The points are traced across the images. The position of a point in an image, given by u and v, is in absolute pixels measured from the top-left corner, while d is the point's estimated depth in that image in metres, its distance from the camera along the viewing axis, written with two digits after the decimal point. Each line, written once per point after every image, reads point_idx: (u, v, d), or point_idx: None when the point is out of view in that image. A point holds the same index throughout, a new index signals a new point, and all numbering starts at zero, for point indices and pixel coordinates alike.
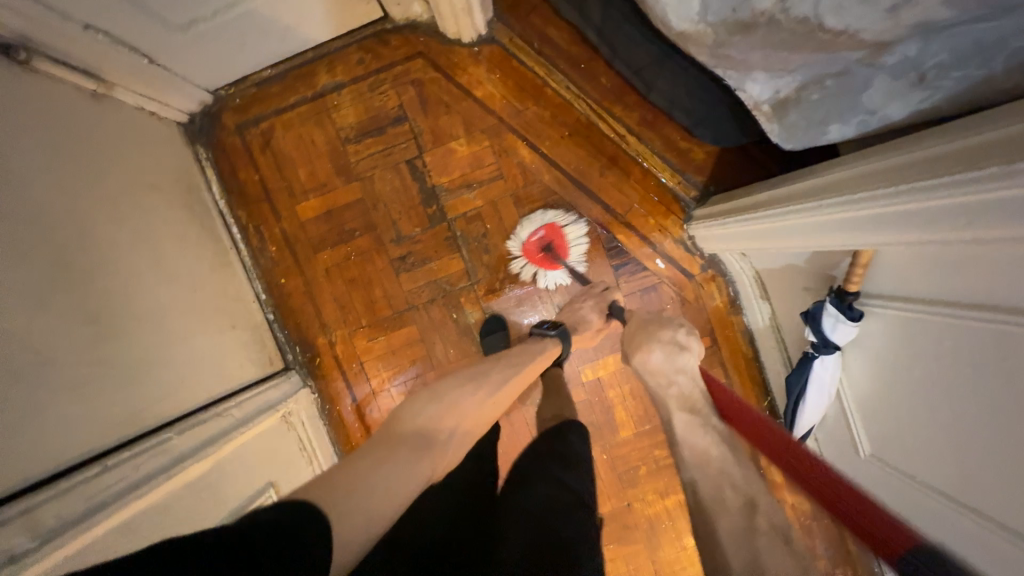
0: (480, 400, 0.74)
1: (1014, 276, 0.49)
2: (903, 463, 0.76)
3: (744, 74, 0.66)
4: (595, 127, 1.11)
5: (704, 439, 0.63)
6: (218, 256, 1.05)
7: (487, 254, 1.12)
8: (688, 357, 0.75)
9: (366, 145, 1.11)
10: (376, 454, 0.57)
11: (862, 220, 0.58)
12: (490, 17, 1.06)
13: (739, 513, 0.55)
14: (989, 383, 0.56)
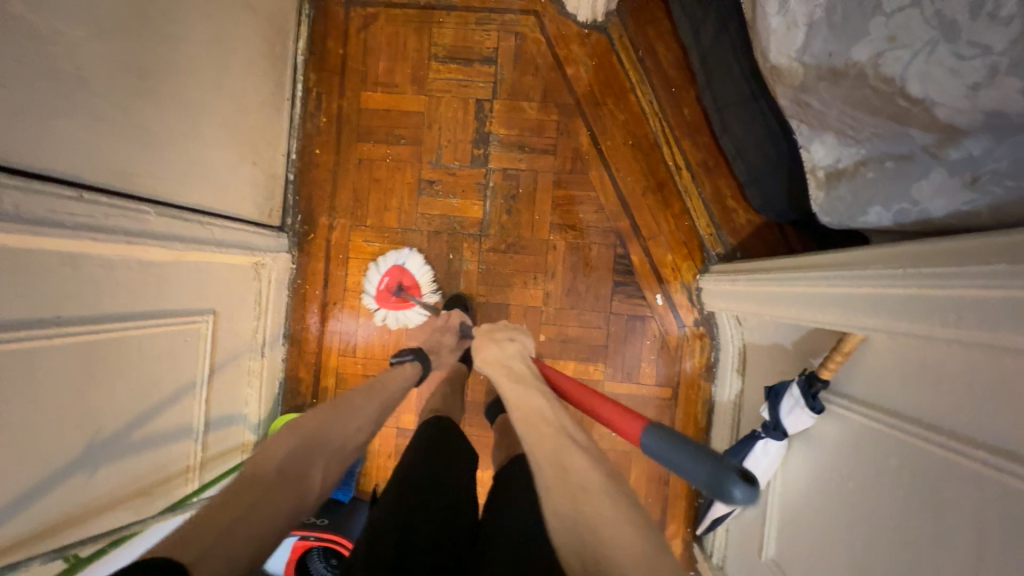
0: (351, 427, 0.70)
1: (977, 401, 0.48)
2: (802, 574, 0.72)
3: (815, 131, 0.66)
4: (658, 149, 1.12)
5: (529, 399, 0.65)
6: (273, 98, 1.08)
7: (402, 278, 1.12)
8: (519, 347, 0.76)
9: (449, 69, 1.14)
10: (226, 499, 0.53)
11: (869, 300, 0.56)
12: (612, 8, 1.09)
13: (552, 440, 0.57)
14: (917, 510, 0.54)
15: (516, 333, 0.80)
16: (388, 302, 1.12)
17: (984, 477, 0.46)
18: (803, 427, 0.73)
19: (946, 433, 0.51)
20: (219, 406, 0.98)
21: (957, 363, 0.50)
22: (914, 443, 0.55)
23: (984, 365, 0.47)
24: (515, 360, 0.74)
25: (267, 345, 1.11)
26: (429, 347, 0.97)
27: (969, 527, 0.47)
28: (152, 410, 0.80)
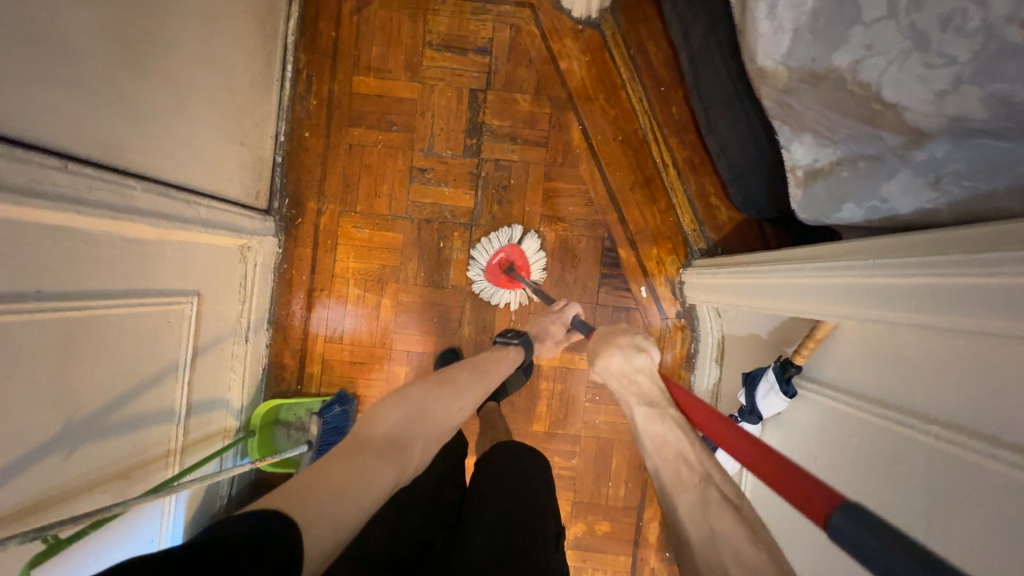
0: (448, 409, 0.73)
1: (930, 382, 0.53)
2: (774, 547, 0.77)
3: (794, 132, 0.70)
4: (646, 146, 1.15)
5: (664, 430, 0.66)
6: (262, 78, 1.06)
7: (516, 258, 1.13)
8: (646, 360, 0.77)
9: (443, 57, 1.14)
10: (336, 462, 0.54)
11: (837, 289, 0.61)
12: (605, 5, 1.11)
13: (698, 490, 0.57)
14: (875, 483, 0.59)
15: (636, 336, 0.81)
16: (497, 279, 1.13)
17: (934, 449, 0.51)
18: (777, 411, 0.78)
19: (903, 411, 0.56)
20: (202, 390, 0.96)
21: (914, 347, 0.55)
22: (875, 422, 0.60)
23: (938, 348, 0.52)
24: (640, 375, 0.75)
25: (252, 330, 1.09)
26: (536, 331, 0.98)
27: (920, 495, 0.52)
28: (135, 391, 0.78)
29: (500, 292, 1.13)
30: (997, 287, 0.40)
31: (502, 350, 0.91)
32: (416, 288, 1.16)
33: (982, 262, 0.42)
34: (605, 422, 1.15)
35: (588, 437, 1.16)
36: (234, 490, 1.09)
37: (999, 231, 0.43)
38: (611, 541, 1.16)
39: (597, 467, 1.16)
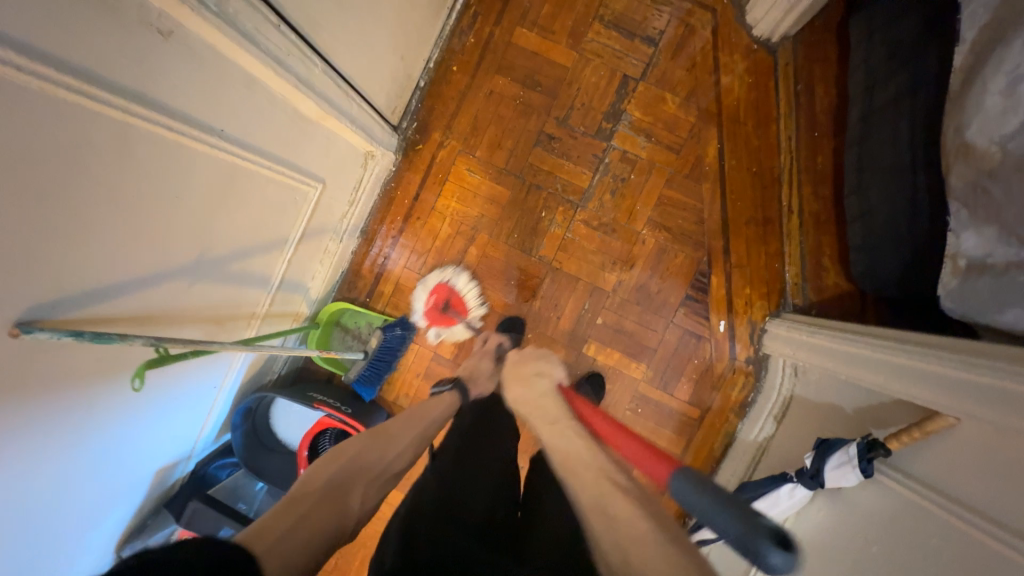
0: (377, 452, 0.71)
1: None
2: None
3: (977, 220, 0.66)
4: (778, 186, 1.11)
5: (562, 437, 0.68)
6: (438, 2, 1.08)
7: (446, 294, 1.17)
8: (546, 381, 0.83)
9: (609, 34, 1.13)
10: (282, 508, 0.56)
11: (986, 390, 0.58)
12: (790, 33, 1.07)
13: (592, 481, 0.59)
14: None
15: (543, 365, 0.86)
16: (435, 319, 1.18)
17: (1005, 563, 0.50)
18: (842, 486, 0.75)
19: (996, 524, 0.54)
20: (295, 272, 1.01)
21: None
22: (949, 523, 0.59)
23: None
24: (545, 396, 0.79)
25: (348, 233, 1.14)
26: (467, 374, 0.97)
27: None
28: (250, 250, 0.83)
29: (444, 330, 1.18)
30: None
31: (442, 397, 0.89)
32: (502, 246, 1.18)
33: None
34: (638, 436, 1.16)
35: None
36: (282, 370, 1.16)
37: None
38: None
39: None
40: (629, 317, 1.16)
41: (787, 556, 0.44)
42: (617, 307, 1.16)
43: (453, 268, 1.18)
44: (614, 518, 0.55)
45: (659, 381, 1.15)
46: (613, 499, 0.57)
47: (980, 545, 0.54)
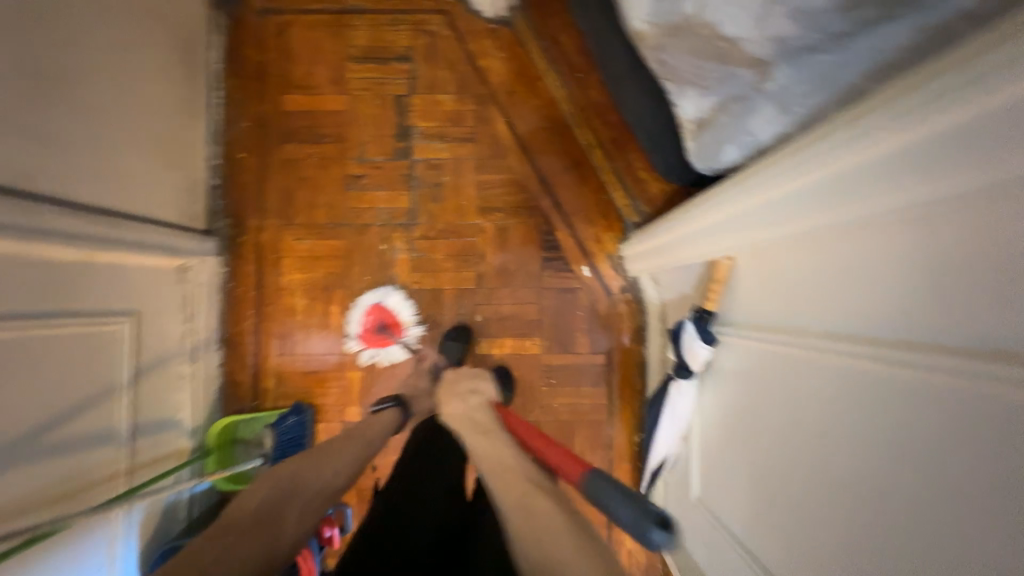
0: (334, 473, 0.77)
1: (827, 295, 0.54)
2: (720, 480, 0.79)
3: (680, 87, 0.71)
4: (571, 130, 1.18)
5: (496, 449, 0.71)
6: (187, 106, 1.11)
7: (386, 315, 1.16)
8: (480, 398, 0.86)
9: (366, 68, 1.20)
10: (202, 541, 0.62)
11: (739, 215, 0.62)
12: (513, 3, 1.17)
13: (510, 494, 0.61)
14: (801, 414, 0.59)
15: (478, 384, 0.91)
16: (371, 339, 1.16)
17: (840, 365, 0.52)
18: (702, 361, 0.79)
19: (811, 329, 0.57)
20: (147, 410, 0.97)
21: (806, 261, 0.57)
22: (785, 349, 0.61)
23: (825, 255, 0.54)
24: (479, 410, 0.83)
25: (199, 349, 1.11)
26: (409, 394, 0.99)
27: (841, 412, 0.52)
28: (69, 412, 0.79)
29: (376, 351, 1.16)
30: (853, 167, 0.43)
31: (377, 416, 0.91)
32: (359, 293, 1.18)
33: (835, 146, 0.44)
34: (563, 405, 1.16)
35: (548, 422, 1.17)
36: (196, 512, 1.09)
37: (823, 129, 0.46)
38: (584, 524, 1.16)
39: None
40: (504, 302, 1.17)
41: None
42: (489, 297, 1.17)
43: (388, 287, 1.16)
44: (539, 530, 0.54)
45: (557, 345, 1.17)
46: (527, 506, 0.58)
47: (814, 359, 0.56)
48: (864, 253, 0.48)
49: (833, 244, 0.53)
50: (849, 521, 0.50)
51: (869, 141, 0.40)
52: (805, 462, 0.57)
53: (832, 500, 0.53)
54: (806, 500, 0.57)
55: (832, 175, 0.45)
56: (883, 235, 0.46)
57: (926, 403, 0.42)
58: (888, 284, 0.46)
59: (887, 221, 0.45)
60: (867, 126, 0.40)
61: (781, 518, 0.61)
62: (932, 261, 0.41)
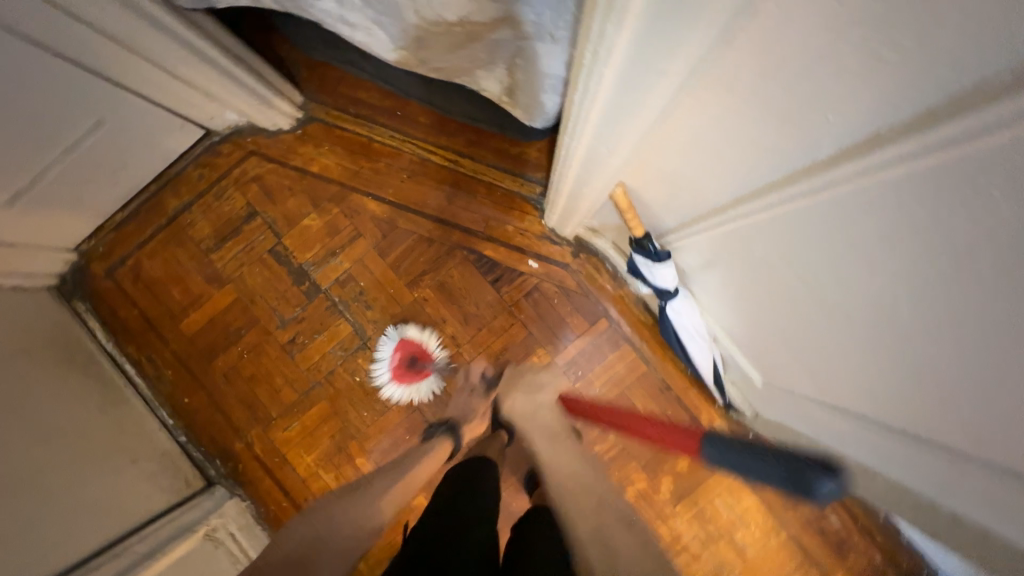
0: (421, 469, 0.88)
1: (709, 172, 0.51)
2: (772, 362, 0.75)
3: (470, 76, 0.69)
4: (429, 162, 1.16)
5: (572, 458, 0.83)
6: (109, 399, 1.08)
7: (411, 348, 1.13)
8: (546, 395, 1.00)
9: (227, 248, 1.17)
10: (336, 504, 0.80)
11: (586, 161, 0.59)
12: (299, 101, 1.15)
13: (592, 517, 0.68)
14: (779, 274, 0.55)
15: (540, 377, 1.04)
16: (405, 377, 1.12)
17: (768, 220, 0.49)
18: (674, 277, 0.75)
19: (725, 203, 0.54)
20: None
21: (670, 156, 0.54)
22: (723, 230, 0.58)
23: (677, 144, 0.51)
24: (541, 410, 0.95)
25: None
26: (461, 414, 1.03)
27: (802, 258, 0.49)
28: None
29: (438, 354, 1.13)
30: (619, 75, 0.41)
31: (429, 444, 0.95)
32: (370, 430, 1.14)
33: (597, 65, 0.42)
34: (605, 385, 1.13)
35: None
36: None
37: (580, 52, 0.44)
38: (699, 465, 1.12)
39: None
40: (490, 342, 1.14)
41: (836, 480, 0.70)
42: (475, 348, 1.14)
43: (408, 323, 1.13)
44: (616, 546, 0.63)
45: (560, 341, 1.14)
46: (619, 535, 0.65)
47: (748, 226, 0.53)
48: (713, 115, 0.43)
49: (683, 126, 0.48)
50: (885, 347, 0.46)
51: (610, 46, 0.38)
52: (814, 314, 0.54)
53: (867, 339, 0.48)
54: (842, 345, 0.53)
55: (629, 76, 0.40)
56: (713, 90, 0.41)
57: (874, 214, 0.37)
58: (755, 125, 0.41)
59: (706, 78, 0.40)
60: (602, 33, 0.38)
61: (840, 369, 0.58)
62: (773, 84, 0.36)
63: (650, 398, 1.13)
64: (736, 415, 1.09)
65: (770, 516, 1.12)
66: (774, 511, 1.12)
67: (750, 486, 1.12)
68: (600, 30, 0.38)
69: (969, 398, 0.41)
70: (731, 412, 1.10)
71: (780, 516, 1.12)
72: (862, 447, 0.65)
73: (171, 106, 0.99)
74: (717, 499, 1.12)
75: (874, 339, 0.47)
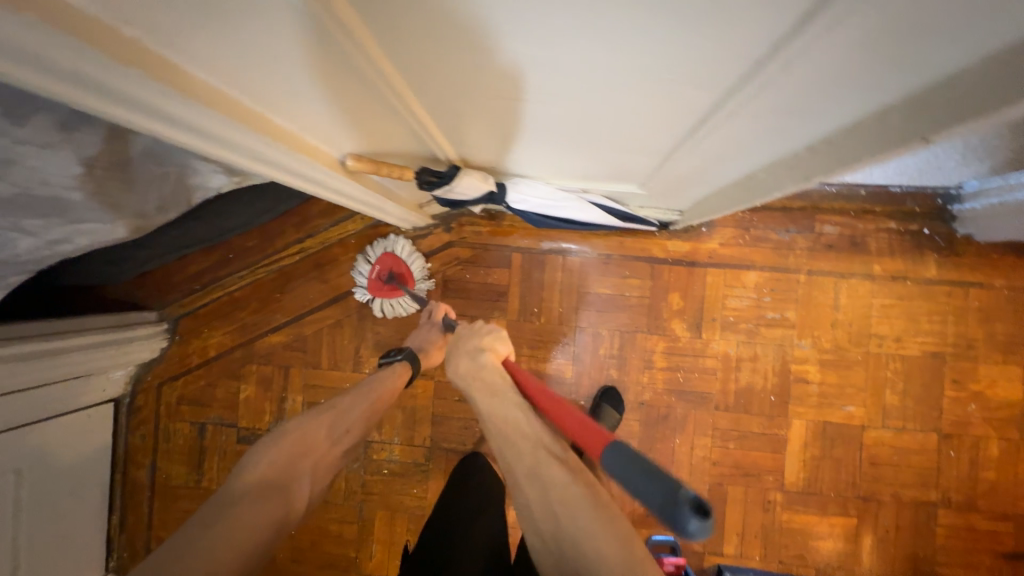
0: (347, 431, 0.73)
1: (358, 84, 0.47)
2: (616, 160, 0.71)
3: (193, 187, 0.71)
4: (284, 269, 1.18)
5: (502, 410, 0.62)
6: None
7: (391, 266, 1.11)
8: (490, 352, 0.70)
9: (208, 467, 1.19)
10: (216, 514, 0.53)
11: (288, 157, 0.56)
12: (154, 316, 1.18)
13: (529, 456, 0.56)
14: (507, 93, 0.50)
15: (487, 339, 0.73)
16: (381, 291, 1.11)
17: (432, 60, 0.43)
18: (482, 180, 0.73)
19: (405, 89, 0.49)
20: None
21: (328, 96, 0.50)
22: (434, 100, 0.53)
23: (314, 84, 0.47)
24: (485, 369, 0.67)
25: None
26: (416, 344, 0.93)
27: (486, 65, 0.43)
28: None
29: (387, 302, 1.12)
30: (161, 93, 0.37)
31: (388, 368, 0.87)
32: (430, 497, 1.16)
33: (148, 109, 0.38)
34: (560, 299, 1.11)
35: (579, 316, 1.11)
36: None
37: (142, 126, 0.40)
38: (689, 290, 1.09)
39: (610, 305, 1.10)
40: None
41: (704, 522, 0.38)
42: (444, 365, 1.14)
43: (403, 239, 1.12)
44: (545, 486, 0.54)
45: (498, 300, 1.13)
46: (545, 473, 0.55)
47: (435, 80, 0.48)
48: (266, 63, 0.42)
49: (264, 85, 0.46)
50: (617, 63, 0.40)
51: (120, 91, 0.35)
52: (560, 93, 0.48)
53: (572, 80, 0.45)
54: (607, 95, 0.48)
55: (141, 113, 0.38)
56: (209, 56, 0.39)
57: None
58: (268, 45, 0.39)
59: (187, 54, 0.38)
60: (101, 94, 0.34)
61: (637, 114, 0.52)
62: (231, 20, 0.34)
63: (604, 277, 1.10)
64: (675, 227, 1.06)
65: (780, 273, 1.07)
66: (779, 266, 1.07)
67: (742, 265, 1.08)
68: (102, 96, 0.35)
69: (645, 49, 0.38)
70: (669, 228, 1.07)
71: (788, 268, 1.07)
72: (733, 158, 0.60)
73: (63, 407, 1.01)
74: (728, 299, 1.08)
75: (601, 65, 0.41)
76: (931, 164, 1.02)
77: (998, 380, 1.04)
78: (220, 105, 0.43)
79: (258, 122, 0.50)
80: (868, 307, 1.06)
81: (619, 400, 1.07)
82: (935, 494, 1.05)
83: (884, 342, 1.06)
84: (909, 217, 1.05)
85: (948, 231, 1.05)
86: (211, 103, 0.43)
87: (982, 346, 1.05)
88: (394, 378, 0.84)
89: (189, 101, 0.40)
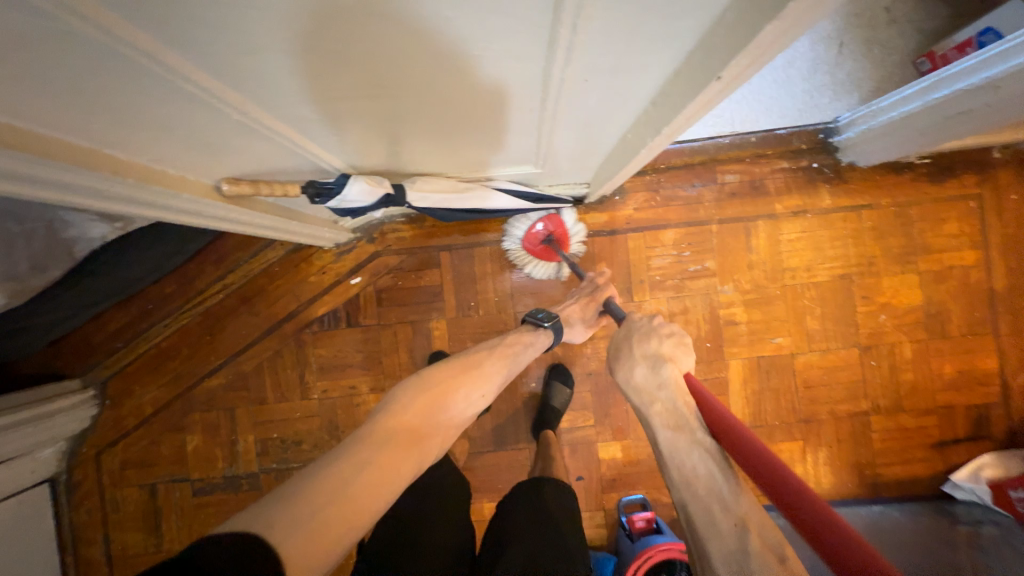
0: (479, 395, 0.76)
1: (208, 113, 0.47)
2: (504, 146, 0.74)
3: (75, 240, 0.68)
4: (210, 309, 1.14)
5: (693, 460, 0.57)
6: None
7: (558, 231, 1.06)
8: (669, 365, 0.68)
9: (167, 528, 1.14)
10: (363, 459, 0.57)
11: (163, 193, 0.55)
12: (79, 383, 1.11)
13: (731, 533, 0.51)
14: (361, 98, 0.51)
15: (665, 342, 0.72)
16: (536, 252, 1.07)
17: (268, 79, 0.44)
18: (374, 184, 0.73)
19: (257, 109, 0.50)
20: None
21: (182, 131, 0.50)
22: (295, 116, 0.54)
23: (163, 121, 0.47)
24: (665, 391, 0.66)
25: None
26: (569, 312, 0.92)
27: (322, 73, 0.45)
28: None
29: (535, 263, 1.09)
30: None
31: (527, 334, 0.87)
32: None
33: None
34: (494, 288, 1.13)
35: (516, 301, 1.13)
36: None
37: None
38: (614, 257, 1.13)
39: (543, 285, 1.13)
40: (396, 359, 1.14)
41: None
42: (392, 375, 1.14)
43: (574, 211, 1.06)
44: (750, 570, 0.47)
45: (434, 300, 1.14)
46: (752, 558, 0.48)
47: (285, 98, 0.49)
48: (100, 111, 0.42)
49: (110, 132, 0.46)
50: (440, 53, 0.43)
51: None
52: (409, 91, 0.50)
53: (411, 69, 0.46)
54: (452, 86, 0.50)
55: None
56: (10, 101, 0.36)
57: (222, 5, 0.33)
58: (79, 83, 0.37)
59: None
60: None
61: (493, 101, 0.55)
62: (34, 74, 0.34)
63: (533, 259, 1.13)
64: (588, 199, 1.09)
65: (694, 226, 1.13)
66: (692, 219, 1.13)
67: (660, 225, 1.13)
68: None
69: (461, 22, 0.38)
70: (584, 201, 1.11)
71: (701, 220, 1.13)
72: (600, 126, 0.64)
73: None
74: (652, 259, 1.13)
75: (427, 57, 0.43)
76: (808, 102, 1.10)
77: (899, 289, 1.14)
78: (59, 153, 0.43)
79: (99, 160, 0.47)
80: (778, 243, 1.14)
81: (567, 374, 1.11)
82: (865, 403, 1.14)
83: (798, 273, 1.14)
84: (798, 154, 1.13)
85: (833, 162, 1.14)
86: (26, 146, 0.40)
87: (882, 261, 1.14)
88: (524, 338, 0.85)
89: (12, 152, 0.39)
